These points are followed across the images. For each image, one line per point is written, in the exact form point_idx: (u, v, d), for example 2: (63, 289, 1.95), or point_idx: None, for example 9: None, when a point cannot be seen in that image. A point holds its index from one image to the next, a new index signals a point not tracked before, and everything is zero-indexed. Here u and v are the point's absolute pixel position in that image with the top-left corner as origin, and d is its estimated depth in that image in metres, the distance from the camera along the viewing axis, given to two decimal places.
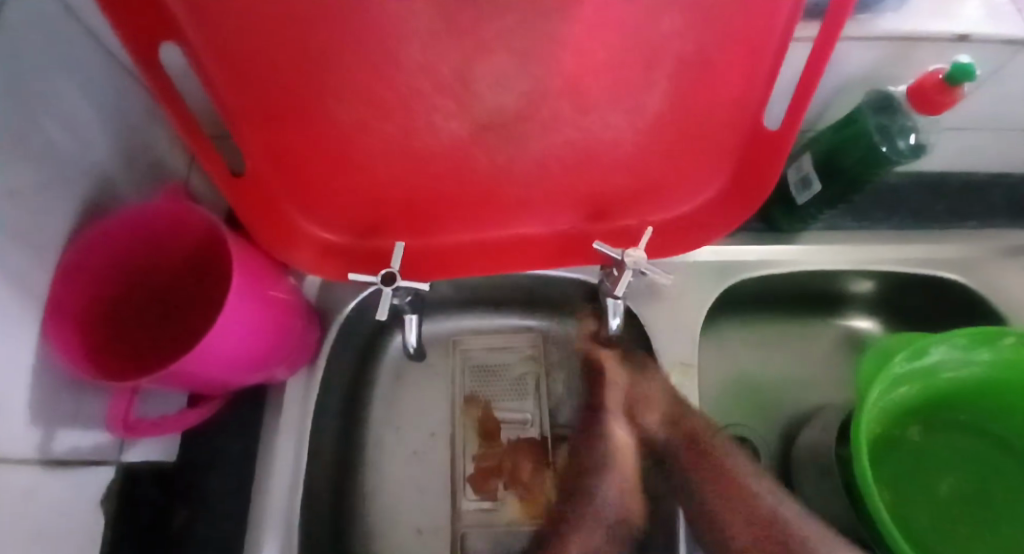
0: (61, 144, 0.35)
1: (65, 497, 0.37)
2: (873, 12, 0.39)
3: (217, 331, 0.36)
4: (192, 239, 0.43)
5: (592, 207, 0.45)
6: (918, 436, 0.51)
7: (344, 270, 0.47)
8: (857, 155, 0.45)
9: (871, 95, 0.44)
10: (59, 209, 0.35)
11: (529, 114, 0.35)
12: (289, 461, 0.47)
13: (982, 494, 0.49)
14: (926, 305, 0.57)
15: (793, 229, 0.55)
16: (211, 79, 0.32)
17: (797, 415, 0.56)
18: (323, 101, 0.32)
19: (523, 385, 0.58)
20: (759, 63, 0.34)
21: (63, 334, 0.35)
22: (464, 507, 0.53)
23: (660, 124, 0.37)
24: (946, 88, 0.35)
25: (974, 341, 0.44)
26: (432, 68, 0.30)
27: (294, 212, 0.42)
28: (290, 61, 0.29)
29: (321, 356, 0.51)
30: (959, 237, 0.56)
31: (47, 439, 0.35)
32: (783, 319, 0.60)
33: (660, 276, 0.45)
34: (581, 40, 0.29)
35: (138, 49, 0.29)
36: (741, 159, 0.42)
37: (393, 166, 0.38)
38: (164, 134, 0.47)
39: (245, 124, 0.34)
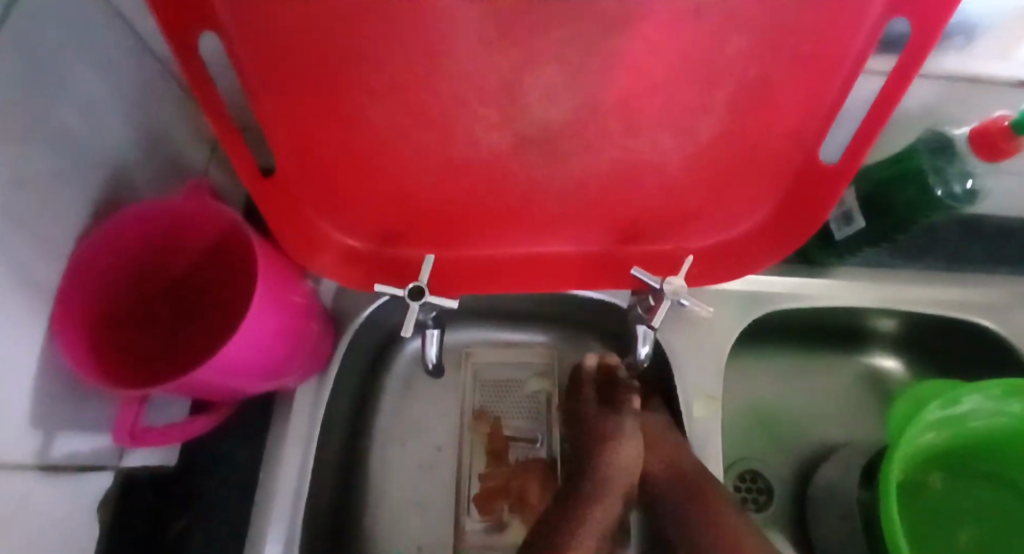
0: (84, 133, 0.33)
1: (59, 502, 0.35)
2: (939, 50, 0.38)
3: (232, 341, 0.35)
4: (209, 237, 0.41)
5: (628, 228, 0.43)
6: (938, 482, 0.50)
7: (364, 279, 0.45)
8: (909, 198, 0.44)
9: (927, 133, 0.44)
10: (75, 201, 0.34)
11: (578, 132, 0.33)
12: (293, 474, 0.44)
13: (999, 544, 0.48)
14: (952, 347, 0.56)
15: (827, 263, 0.54)
16: (246, 73, 0.30)
17: (815, 452, 0.55)
18: (364, 104, 0.31)
19: (534, 405, 0.57)
20: (818, 96, 0.33)
21: (70, 335, 0.33)
22: (468, 527, 0.51)
23: (709, 151, 0.36)
24: (1012, 135, 0.36)
25: (1007, 392, 0.43)
26: (483, 78, 0.29)
27: (319, 215, 0.41)
28: (335, 62, 0.28)
29: (332, 364, 0.49)
30: (992, 283, 0.55)
31: (47, 444, 0.33)
32: (803, 353, 0.59)
33: (701, 309, 0.42)
34: (641, 56, 0.28)
35: (174, 36, 0.28)
36: (786, 191, 0.41)
37: (429, 174, 0.36)
38: (186, 125, 0.45)
39: (276, 123, 0.33)
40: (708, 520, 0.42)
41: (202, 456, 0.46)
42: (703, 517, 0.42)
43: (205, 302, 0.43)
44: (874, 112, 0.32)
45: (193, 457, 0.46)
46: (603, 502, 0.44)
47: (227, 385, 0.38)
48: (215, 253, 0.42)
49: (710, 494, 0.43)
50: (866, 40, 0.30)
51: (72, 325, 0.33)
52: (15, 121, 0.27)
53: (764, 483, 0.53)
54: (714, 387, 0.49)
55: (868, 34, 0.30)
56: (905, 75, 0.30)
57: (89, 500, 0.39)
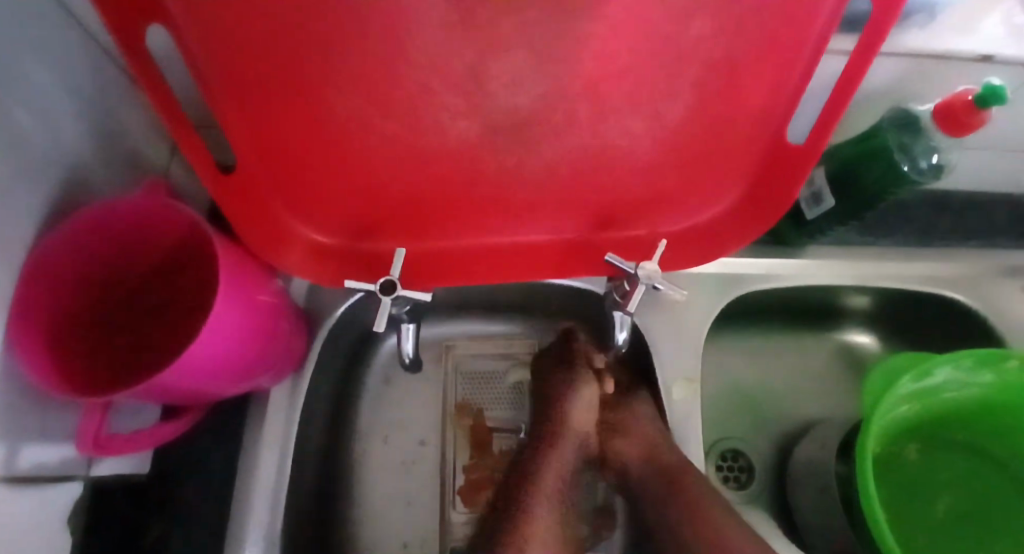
0: (31, 135, 0.32)
1: (28, 517, 0.34)
2: (901, 27, 0.38)
3: (199, 343, 0.34)
4: (171, 236, 0.40)
5: (602, 215, 0.43)
6: (913, 454, 0.51)
7: (337, 275, 0.44)
8: (877, 174, 0.45)
9: (893, 110, 0.44)
10: (26, 206, 0.32)
11: (545, 118, 0.33)
12: (272, 475, 0.43)
13: (973, 511, 0.49)
14: (924, 322, 0.57)
15: (800, 243, 0.54)
16: (198, 66, 0.29)
17: (793, 430, 0.56)
18: (323, 95, 0.30)
19: (517, 395, 0.57)
20: (785, 77, 0.33)
21: (28, 342, 0.32)
22: (454, 519, 0.51)
23: (679, 134, 0.35)
24: (976, 110, 0.36)
25: (978, 364, 0.44)
26: (445, 66, 0.28)
27: (285, 211, 0.39)
28: (288, 52, 0.27)
29: (308, 363, 0.49)
30: (961, 257, 0.56)
31: (11, 458, 0.32)
32: (780, 333, 0.59)
33: (675, 292, 0.42)
34: (606, 40, 0.27)
35: (118, 28, 0.27)
36: (757, 172, 0.41)
37: (395, 165, 0.35)
38: (144, 123, 0.44)
39: (233, 116, 0.32)
40: (681, 497, 0.43)
41: (177, 462, 0.45)
42: (674, 493, 0.44)
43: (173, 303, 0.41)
44: (840, 91, 0.32)
45: (168, 463, 0.45)
46: (548, 474, 0.45)
47: (201, 387, 0.37)
48: (178, 251, 0.41)
49: (681, 475, 0.44)
50: (830, 19, 0.30)
51: (31, 329, 0.32)
52: None
53: (745, 462, 0.54)
54: (692, 369, 0.50)
55: (832, 12, 0.30)
56: (869, 53, 0.30)
57: (58, 513, 0.38)
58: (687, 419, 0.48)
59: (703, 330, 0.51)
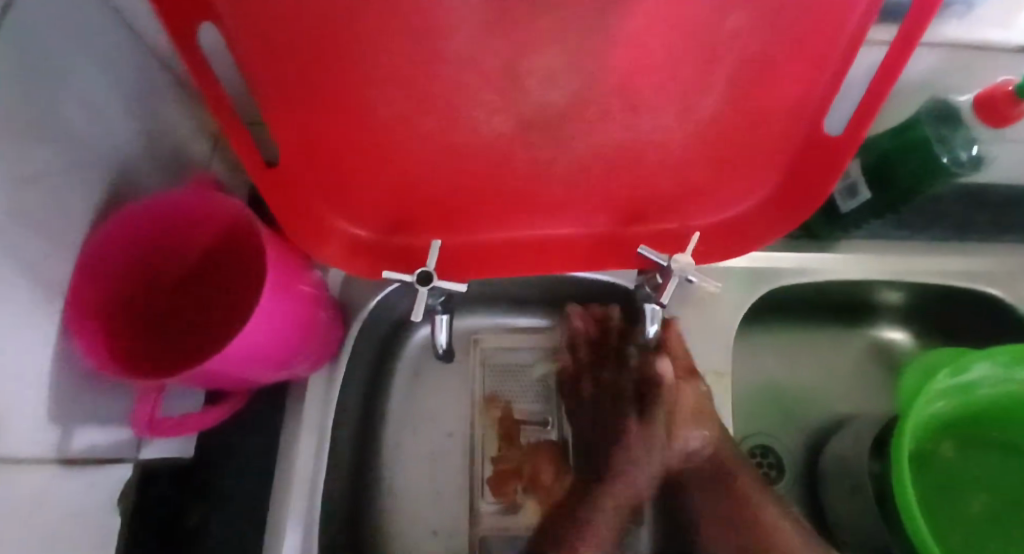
0: (87, 130, 0.33)
1: (80, 497, 0.36)
2: (941, 18, 0.37)
3: (244, 331, 0.35)
4: (215, 229, 0.41)
5: (633, 208, 0.43)
6: (950, 451, 0.50)
7: (371, 268, 0.46)
8: (914, 166, 0.44)
9: (931, 101, 0.43)
10: (82, 199, 0.34)
11: (579, 112, 0.33)
12: (308, 462, 0.45)
13: (1013, 511, 0.48)
14: (959, 319, 0.56)
15: (832, 237, 0.54)
16: (245, 63, 0.30)
17: (823, 427, 0.55)
18: (365, 89, 0.30)
19: (544, 388, 0.57)
20: (822, 68, 0.33)
21: (84, 328, 0.33)
22: (483, 509, 0.52)
23: (713, 127, 0.35)
24: (1016, 100, 0.36)
25: (1016, 359, 0.43)
26: (484, 60, 0.29)
27: (323, 203, 0.40)
28: (333, 48, 0.27)
29: (342, 354, 0.50)
30: (998, 253, 0.55)
31: (65, 437, 0.33)
32: (810, 328, 0.59)
33: (708, 284, 0.43)
34: (643, 34, 0.28)
35: (173, 26, 0.28)
36: (791, 165, 0.41)
37: (432, 159, 0.36)
38: (187, 120, 0.45)
39: (277, 112, 0.33)
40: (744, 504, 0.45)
41: (217, 448, 0.47)
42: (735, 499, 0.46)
43: (226, 282, 0.43)
44: (877, 82, 0.32)
45: (209, 449, 0.47)
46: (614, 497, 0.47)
47: (244, 372, 0.38)
48: (224, 240, 0.42)
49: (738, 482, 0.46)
50: (870, 9, 0.30)
51: (83, 318, 0.34)
52: (19, 119, 0.27)
53: (774, 458, 0.54)
54: (722, 363, 0.50)
55: (872, 2, 0.29)
56: (909, 43, 0.30)
57: (108, 494, 0.39)
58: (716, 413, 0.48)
59: (734, 324, 0.51)
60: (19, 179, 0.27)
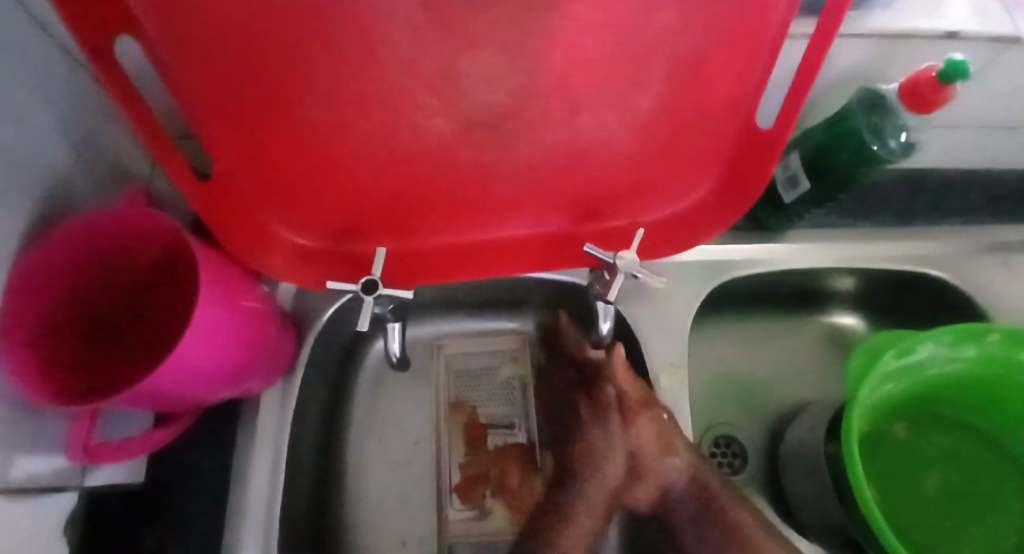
0: (10, 150, 0.32)
1: (24, 531, 0.34)
2: (858, 10, 0.39)
3: (187, 349, 0.34)
4: (155, 245, 0.40)
5: (581, 207, 0.43)
6: (902, 432, 0.51)
7: (322, 278, 0.45)
8: (848, 154, 0.45)
9: (861, 88, 0.44)
10: (7, 221, 0.33)
11: (514, 114, 0.33)
12: (266, 479, 0.44)
13: (962, 485, 0.50)
14: (908, 302, 0.57)
15: (781, 228, 0.55)
16: (169, 76, 0.29)
17: (783, 414, 0.56)
18: (295, 100, 0.30)
19: (509, 391, 0.57)
20: (751, 62, 0.34)
21: (17, 354, 0.32)
22: (451, 517, 0.51)
23: (650, 123, 0.36)
24: (941, 87, 0.37)
25: (959, 338, 0.44)
26: (412, 66, 0.29)
27: (266, 215, 0.40)
28: (256, 58, 0.27)
29: (298, 367, 0.49)
30: (941, 235, 0.56)
31: (6, 467, 0.32)
32: (767, 318, 0.60)
33: (654, 280, 0.43)
34: (568, 36, 0.28)
35: (88, 39, 0.27)
36: (732, 158, 0.42)
37: (372, 167, 0.36)
38: (125, 135, 0.44)
39: (209, 124, 0.32)
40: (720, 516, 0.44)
41: (172, 470, 0.46)
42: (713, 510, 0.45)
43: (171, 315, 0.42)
44: (805, 76, 0.33)
45: (163, 471, 0.45)
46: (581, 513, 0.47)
47: (189, 391, 0.37)
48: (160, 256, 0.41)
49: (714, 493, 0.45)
50: (790, 2, 0.30)
51: (15, 343, 0.32)
52: None
53: (739, 448, 0.55)
54: (678, 355, 0.51)
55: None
56: (829, 38, 0.31)
57: (55, 524, 0.38)
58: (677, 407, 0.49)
59: (688, 316, 0.52)
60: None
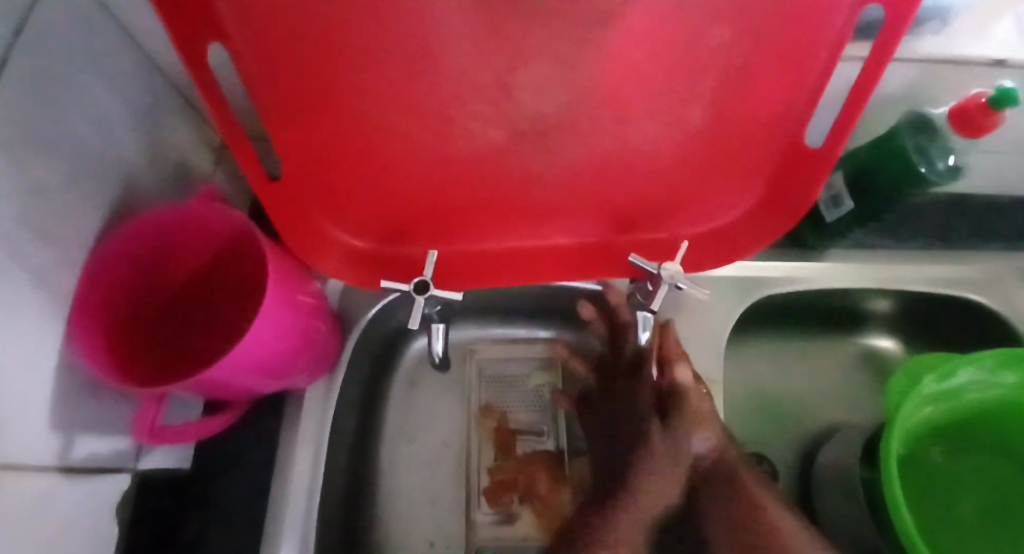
0: (94, 145, 0.34)
1: (79, 508, 0.36)
2: (916, 33, 0.39)
3: (246, 341, 0.36)
4: (216, 239, 0.42)
5: (626, 218, 0.44)
6: (938, 456, 0.51)
7: (372, 278, 0.47)
8: (895, 175, 0.46)
9: (909, 112, 0.45)
10: (86, 212, 0.35)
11: (569, 126, 0.35)
12: (306, 473, 0.45)
13: (1001, 514, 0.49)
14: (945, 326, 0.57)
15: (818, 246, 0.55)
16: (249, 81, 0.31)
17: (815, 433, 0.56)
18: (364, 106, 0.32)
19: (540, 398, 0.58)
20: (801, 82, 0.34)
21: (88, 338, 0.34)
22: (479, 521, 0.52)
23: (700, 139, 0.37)
24: (990, 111, 0.37)
25: (1000, 363, 0.44)
26: (479, 77, 0.30)
27: (324, 217, 0.42)
28: (334, 66, 0.29)
29: (340, 365, 0.50)
30: (980, 260, 0.56)
31: (66, 447, 0.34)
32: (800, 336, 0.60)
33: (697, 292, 0.44)
34: (629, 52, 0.29)
35: (181, 46, 0.29)
36: (775, 176, 0.42)
37: (430, 173, 0.37)
38: (190, 135, 0.47)
39: (279, 127, 0.34)
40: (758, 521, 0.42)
41: (214, 458, 0.47)
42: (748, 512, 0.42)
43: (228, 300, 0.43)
44: (855, 96, 0.34)
45: (207, 459, 0.47)
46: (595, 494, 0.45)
47: (243, 381, 0.38)
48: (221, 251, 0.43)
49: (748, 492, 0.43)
50: (844, 25, 0.31)
51: (87, 327, 0.34)
52: (31, 134, 0.29)
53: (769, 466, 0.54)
54: (714, 368, 0.51)
55: (845, 22, 0.31)
56: (881, 61, 0.31)
57: (107, 504, 0.40)
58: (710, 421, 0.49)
59: (725, 330, 0.52)
60: (30, 193, 0.28)
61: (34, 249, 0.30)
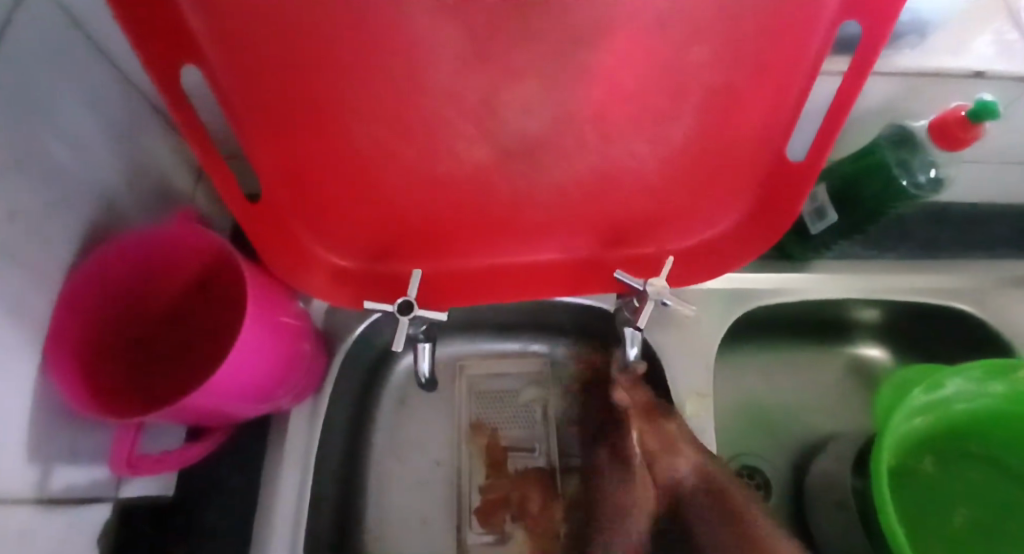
0: (71, 169, 0.34)
1: (57, 538, 0.35)
2: (894, 48, 0.40)
3: (227, 364, 0.35)
4: (198, 263, 0.42)
5: (612, 234, 0.44)
6: (930, 466, 0.51)
7: (356, 297, 0.46)
8: (877, 188, 0.46)
9: (890, 124, 0.46)
10: (63, 235, 0.34)
11: (552, 144, 0.34)
12: (293, 495, 0.44)
13: (993, 523, 0.48)
14: (934, 336, 0.57)
15: (804, 258, 0.55)
16: (228, 102, 0.31)
17: (808, 445, 0.56)
18: (345, 128, 0.31)
19: (530, 414, 0.57)
20: (783, 98, 0.35)
21: (65, 365, 0.33)
22: (470, 540, 0.51)
23: (683, 154, 0.37)
24: (969, 125, 0.38)
25: (989, 373, 0.44)
26: (460, 97, 0.30)
27: (307, 237, 0.41)
28: (317, 87, 0.28)
29: (326, 385, 0.50)
30: (967, 268, 0.56)
31: (45, 476, 0.33)
32: (791, 348, 0.60)
33: (684, 308, 0.43)
34: (611, 72, 0.29)
35: (155, 70, 0.29)
36: (761, 189, 0.42)
37: (413, 193, 0.37)
38: (173, 154, 0.46)
39: (259, 146, 0.33)
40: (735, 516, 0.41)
41: (199, 483, 0.46)
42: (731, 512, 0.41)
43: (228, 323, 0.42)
44: (837, 109, 0.34)
45: (191, 484, 0.46)
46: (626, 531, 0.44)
47: (226, 406, 0.38)
48: (205, 276, 0.43)
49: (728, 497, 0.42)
50: (823, 41, 0.32)
51: (65, 354, 0.34)
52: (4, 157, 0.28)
53: (762, 479, 0.54)
54: (704, 382, 0.51)
55: (822, 37, 0.31)
56: (861, 75, 0.32)
57: (87, 533, 0.39)
58: (701, 436, 0.49)
59: (713, 344, 0.52)
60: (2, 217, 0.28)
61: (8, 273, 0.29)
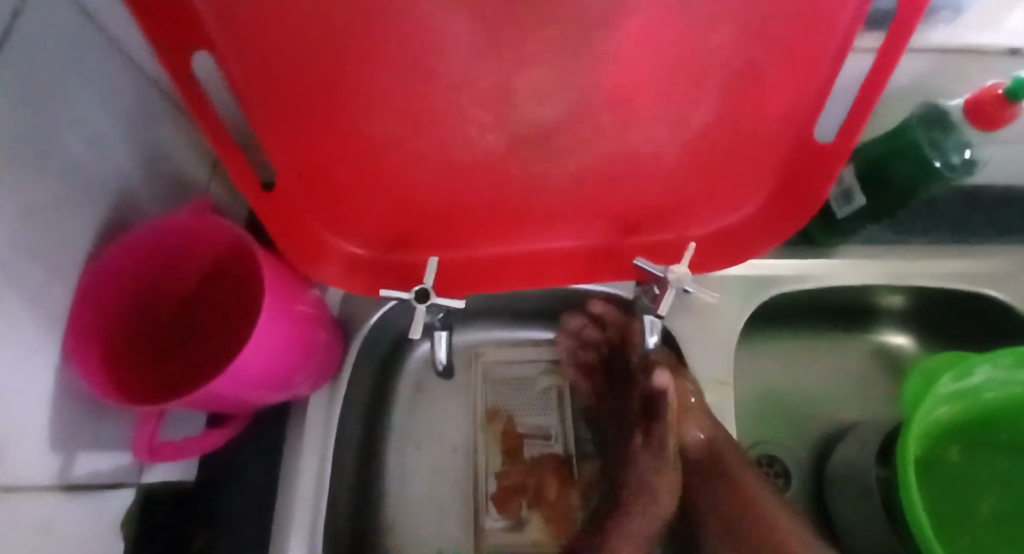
0: (87, 160, 0.34)
1: (80, 525, 0.36)
2: (928, 24, 0.38)
3: (246, 352, 0.35)
4: (212, 253, 0.42)
5: (631, 220, 0.43)
6: (956, 455, 0.50)
7: (371, 287, 0.46)
8: (907, 170, 0.45)
9: (924, 103, 0.44)
10: (78, 227, 0.34)
11: (570, 129, 0.33)
12: (312, 481, 0.45)
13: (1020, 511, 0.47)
14: (962, 322, 0.56)
15: (830, 244, 0.54)
16: (239, 90, 0.30)
17: (831, 432, 0.55)
18: (357, 113, 0.31)
19: (547, 401, 0.57)
20: (809, 78, 0.33)
21: (83, 354, 0.34)
22: (488, 525, 0.51)
23: (705, 138, 0.36)
24: (1006, 104, 0.36)
25: (1019, 362, 0.42)
26: (475, 81, 0.29)
27: (322, 225, 0.41)
28: (327, 71, 0.28)
29: (343, 373, 0.50)
30: (998, 253, 0.55)
31: (68, 465, 0.33)
32: (813, 335, 0.58)
33: (706, 295, 0.42)
34: (631, 53, 0.28)
35: (168, 58, 0.28)
36: (785, 173, 0.41)
37: (428, 178, 0.36)
38: (187, 144, 0.46)
39: (271, 134, 0.33)
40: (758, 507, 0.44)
41: (220, 469, 0.47)
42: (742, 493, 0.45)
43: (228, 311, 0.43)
44: (867, 89, 0.32)
45: (213, 470, 0.47)
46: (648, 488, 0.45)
47: (245, 392, 0.38)
48: (219, 265, 0.43)
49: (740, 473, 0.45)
50: (854, 19, 0.30)
51: (83, 343, 0.34)
52: (19, 149, 0.28)
53: (782, 467, 0.53)
54: (724, 371, 0.50)
55: (853, 11, 0.29)
56: (894, 53, 0.30)
57: (111, 518, 0.39)
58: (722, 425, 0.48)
59: (734, 332, 0.51)
60: (18, 209, 0.28)
61: (26, 266, 0.29)
